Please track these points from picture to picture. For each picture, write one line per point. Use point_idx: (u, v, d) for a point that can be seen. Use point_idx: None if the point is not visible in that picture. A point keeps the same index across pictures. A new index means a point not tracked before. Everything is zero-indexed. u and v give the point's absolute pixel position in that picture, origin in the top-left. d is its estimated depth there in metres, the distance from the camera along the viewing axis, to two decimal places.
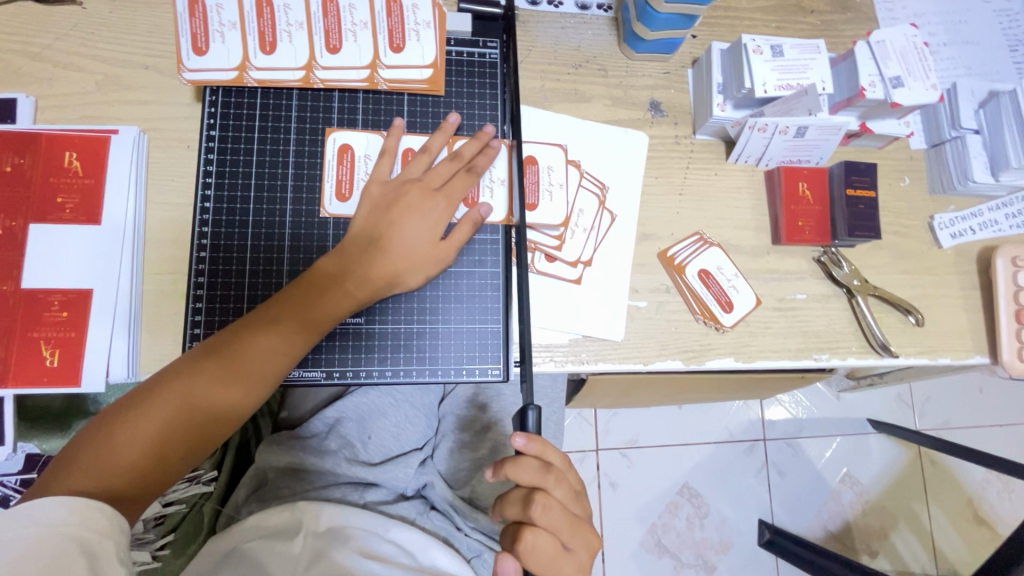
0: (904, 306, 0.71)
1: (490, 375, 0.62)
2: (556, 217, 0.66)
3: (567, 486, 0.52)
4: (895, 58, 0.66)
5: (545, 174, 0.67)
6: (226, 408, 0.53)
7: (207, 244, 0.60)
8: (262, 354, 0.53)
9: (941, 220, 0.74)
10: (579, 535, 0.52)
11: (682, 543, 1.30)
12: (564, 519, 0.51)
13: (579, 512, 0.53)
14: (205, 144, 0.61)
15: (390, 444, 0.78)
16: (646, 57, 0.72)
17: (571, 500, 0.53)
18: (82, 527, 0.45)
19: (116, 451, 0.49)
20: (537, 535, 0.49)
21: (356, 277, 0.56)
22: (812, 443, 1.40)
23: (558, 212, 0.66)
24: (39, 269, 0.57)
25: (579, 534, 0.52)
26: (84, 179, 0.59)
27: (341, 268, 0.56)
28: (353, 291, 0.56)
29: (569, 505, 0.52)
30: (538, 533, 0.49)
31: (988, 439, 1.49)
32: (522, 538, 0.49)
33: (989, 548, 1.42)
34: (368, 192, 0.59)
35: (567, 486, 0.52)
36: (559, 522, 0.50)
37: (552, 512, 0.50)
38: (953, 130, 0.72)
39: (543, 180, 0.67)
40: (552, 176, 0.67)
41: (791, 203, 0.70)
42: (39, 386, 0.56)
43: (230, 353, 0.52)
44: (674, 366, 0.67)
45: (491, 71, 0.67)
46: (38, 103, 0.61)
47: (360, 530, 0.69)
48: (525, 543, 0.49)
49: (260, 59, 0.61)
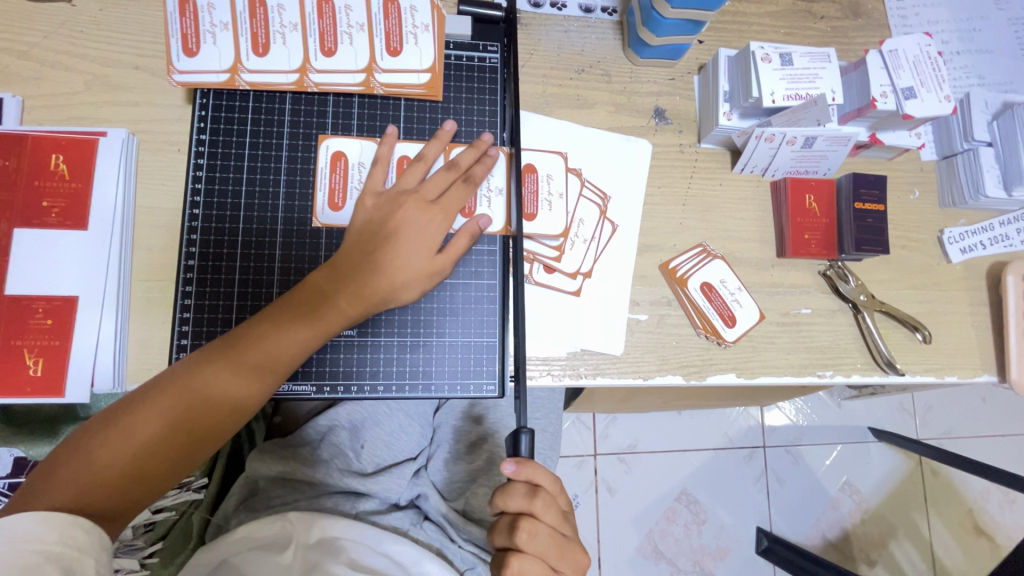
0: (912, 323, 0.69)
1: (485, 391, 0.61)
2: (555, 227, 0.64)
3: (557, 508, 0.50)
4: (908, 69, 0.64)
5: (544, 183, 0.65)
6: (214, 423, 0.52)
7: (196, 252, 0.58)
8: (252, 370, 0.51)
9: (951, 234, 0.72)
10: (569, 558, 0.51)
11: (680, 550, 1.29)
12: (553, 544, 0.49)
13: (570, 533, 0.51)
14: (195, 149, 0.59)
15: (383, 454, 0.76)
16: (651, 63, 0.70)
17: (562, 521, 0.51)
18: (57, 542, 0.43)
19: (98, 465, 0.48)
20: (524, 562, 0.48)
21: (349, 291, 0.54)
22: (812, 452, 1.38)
23: (557, 223, 0.64)
24: (24, 275, 0.56)
25: (569, 557, 0.51)
26: (71, 183, 0.57)
27: (335, 281, 0.54)
28: (347, 306, 0.54)
29: (559, 528, 0.50)
30: (524, 560, 0.48)
31: (990, 450, 1.47)
32: (508, 566, 0.47)
33: (989, 559, 1.40)
34: (362, 202, 0.57)
35: (557, 508, 0.51)
36: (547, 546, 0.49)
37: (539, 538, 0.48)
38: (966, 143, 0.70)
39: (543, 189, 0.65)
40: (552, 185, 0.65)
41: (797, 215, 0.68)
42: (22, 395, 0.55)
43: (219, 368, 0.51)
44: (674, 381, 0.66)
45: (491, 76, 0.65)
46: (24, 103, 0.60)
47: (351, 542, 0.67)
48: (512, 570, 0.47)
49: (253, 61, 0.59)
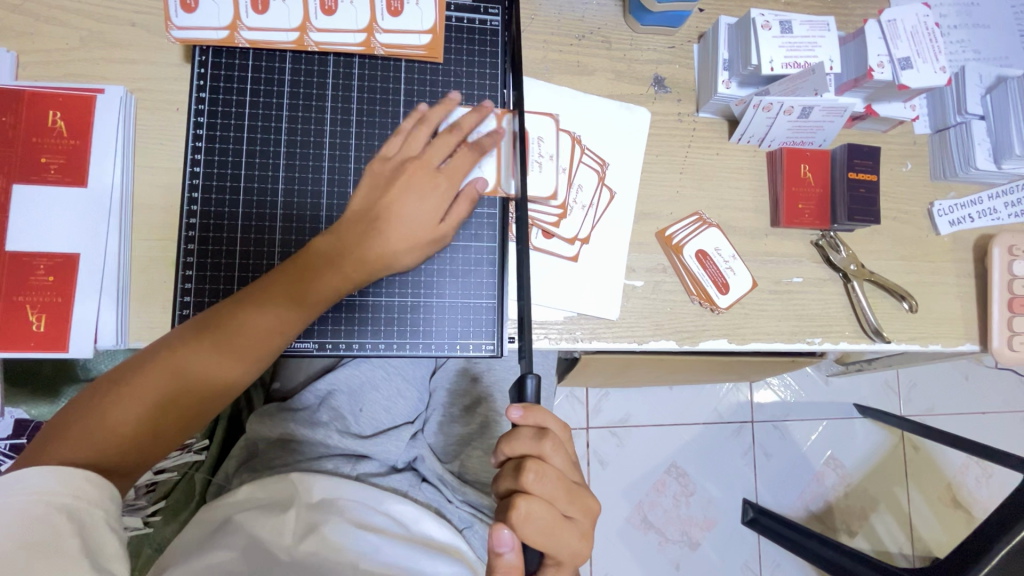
0: (899, 292, 0.71)
1: (484, 351, 0.62)
2: (545, 190, 0.65)
3: (565, 454, 0.52)
4: (905, 39, 0.65)
5: (535, 145, 0.66)
6: (222, 387, 0.53)
7: (197, 211, 0.58)
8: (259, 335, 0.52)
9: (941, 207, 0.74)
10: (578, 502, 0.51)
11: (668, 519, 1.33)
12: (561, 487, 0.50)
13: (579, 481, 0.53)
14: (195, 107, 0.59)
15: (381, 417, 0.77)
16: (652, 31, 0.70)
17: (569, 468, 0.52)
18: (67, 495, 0.44)
19: (110, 423, 0.48)
20: (532, 503, 0.48)
21: (355, 259, 0.55)
22: (798, 426, 1.42)
23: (546, 184, 0.65)
24: (26, 232, 0.56)
25: (580, 502, 0.51)
26: (69, 140, 0.57)
27: (339, 248, 0.55)
28: (351, 273, 0.55)
29: (567, 474, 0.51)
30: (532, 500, 0.49)
31: (970, 426, 1.51)
32: (516, 506, 0.48)
33: (965, 531, 1.46)
34: (375, 167, 0.58)
35: (565, 455, 0.52)
36: (555, 490, 0.50)
37: (547, 480, 0.49)
38: (959, 115, 0.71)
39: (533, 151, 0.66)
40: (543, 147, 0.66)
41: (792, 184, 0.69)
42: (25, 351, 0.55)
43: (226, 334, 0.52)
44: (668, 346, 0.67)
45: (492, 39, 0.65)
46: (18, 59, 0.59)
47: (349, 501, 0.70)
48: (519, 511, 0.48)
49: (252, 19, 0.59)
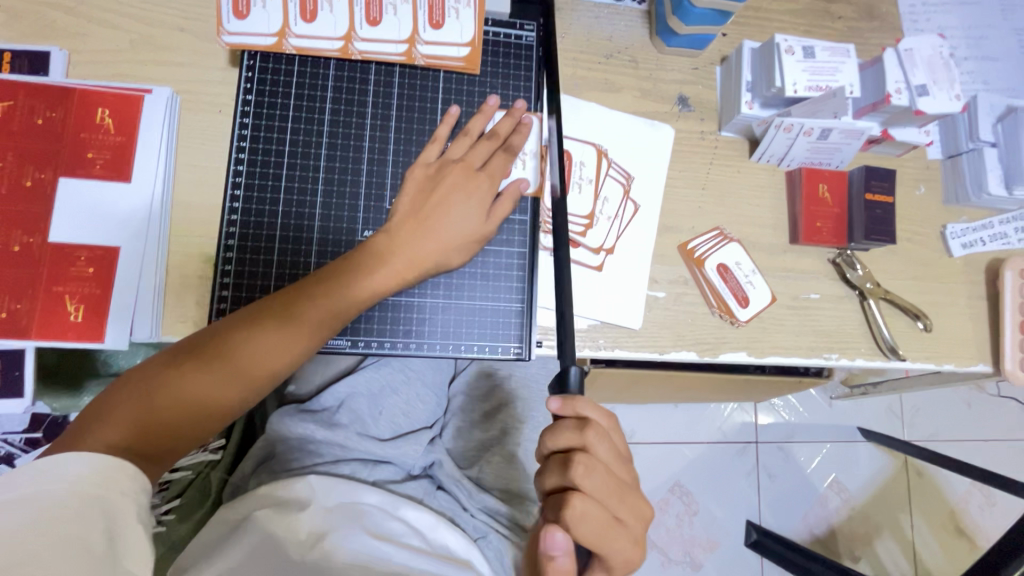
0: (914, 311, 0.72)
1: (512, 354, 0.63)
2: (582, 209, 0.69)
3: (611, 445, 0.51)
4: (922, 67, 0.68)
5: (577, 169, 0.69)
6: (223, 402, 0.52)
7: (239, 208, 0.60)
8: (275, 343, 0.52)
9: (954, 230, 0.76)
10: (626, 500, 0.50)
11: (671, 539, 1.32)
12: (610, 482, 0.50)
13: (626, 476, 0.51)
14: (240, 108, 0.61)
15: (400, 420, 0.79)
16: (677, 52, 0.73)
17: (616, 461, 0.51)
18: (102, 485, 0.43)
19: (155, 407, 0.49)
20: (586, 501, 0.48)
21: (404, 255, 0.57)
22: (802, 448, 1.42)
23: (584, 204, 0.69)
24: (69, 224, 0.57)
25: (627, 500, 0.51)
26: (116, 137, 0.59)
27: (353, 264, 0.55)
28: (402, 270, 0.56)
29: (614, 468, 0.51)
30: (586, 500, 0.48)
31: (974, 454, 1.52)
32: (569, 504, 0.48)
33: (968, 559, 1.45)
34: (419, 169, 0.60)
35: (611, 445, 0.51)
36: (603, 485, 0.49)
37: (595, 473, 0.49)
38: (970, 142, 0.74)
39: (575, 174, 0.69)
40: (584, 172, 0.69)
41: (810, 203, 0.71)
42: (62, 340, 0.56)
43: (227, 349, 0.51)
44: (688, 357, 0.68)
45: (526, 54, 0.67)
46: (70, 58, 0.61)
47: (367, 507, 0.70)
48: (574, 511, 0.48)
49: (301, 27, 0.61)
